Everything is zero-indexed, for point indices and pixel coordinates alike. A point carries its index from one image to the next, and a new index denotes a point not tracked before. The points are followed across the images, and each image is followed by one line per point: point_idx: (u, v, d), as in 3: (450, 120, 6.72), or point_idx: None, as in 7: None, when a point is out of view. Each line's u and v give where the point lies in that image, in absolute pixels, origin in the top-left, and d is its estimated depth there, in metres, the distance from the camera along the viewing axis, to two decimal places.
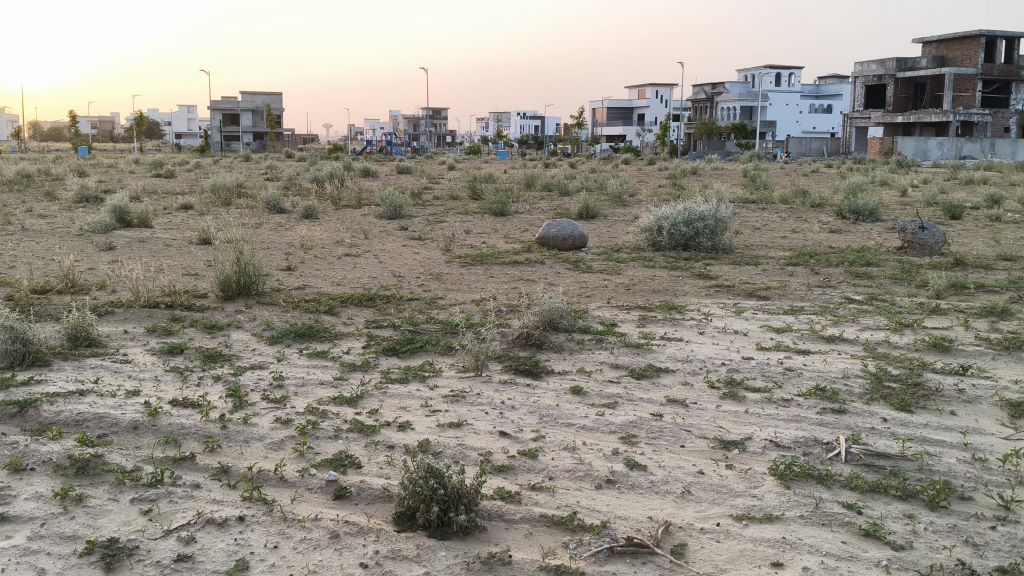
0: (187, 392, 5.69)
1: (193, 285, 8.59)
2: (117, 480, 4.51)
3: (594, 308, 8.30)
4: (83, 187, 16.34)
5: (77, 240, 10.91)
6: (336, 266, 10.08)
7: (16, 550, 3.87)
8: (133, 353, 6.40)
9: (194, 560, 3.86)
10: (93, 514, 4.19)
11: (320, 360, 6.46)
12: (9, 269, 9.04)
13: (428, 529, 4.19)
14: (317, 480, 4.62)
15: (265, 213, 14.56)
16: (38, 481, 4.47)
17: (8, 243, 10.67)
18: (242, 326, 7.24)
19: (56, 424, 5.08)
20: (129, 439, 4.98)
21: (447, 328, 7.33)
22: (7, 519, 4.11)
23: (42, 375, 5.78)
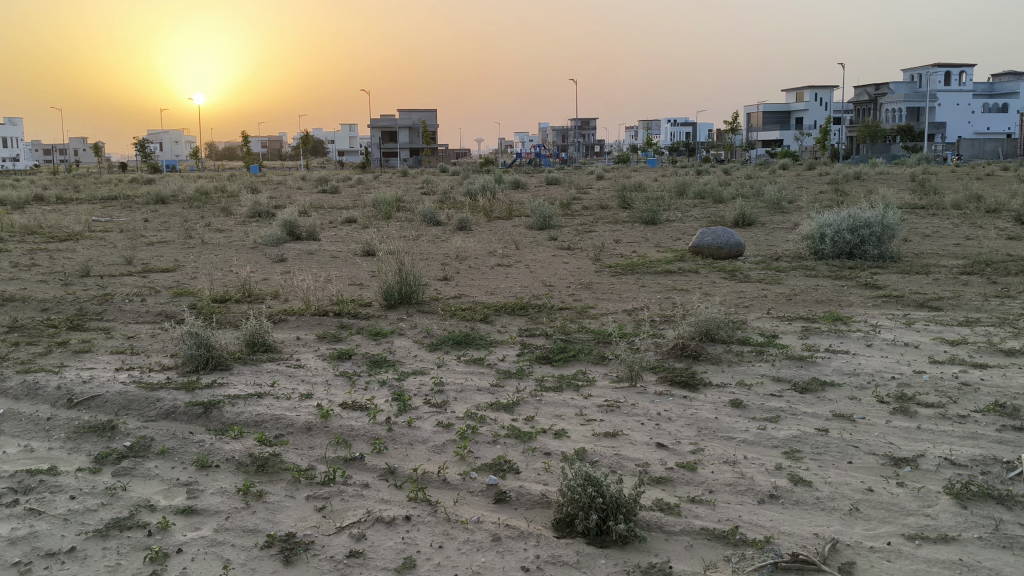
0: (355, 395, 5.95)
1: (357, 294, 8.99)
2: (293, 478, 4.77)
3: (754, 318, 8.11)
4: (256, 203, 17.40)
5: (252, 252, 11.63)
6: (490, 276, 10.30)
7: (205, 541, 4.16)
8: (305, 358, 6.76)
9: (364, 557, 4.04)
10: (271, 510, 4.45)
11: (477, 366, 6.62)
12: (193, 280, 9.74)
13: (587, 537, 4.21)
14: (479, 483, 4.72)
15: (422, 225, 15.05)
16: (223, 477, 4.79)
17: (192, 255, 11.50)
18: (404, 333, 7.51)
19: (238, 424, 5.43)
20: (303, 439, 5.26)
21: (601, 338, 7.33)
22: (197, 511, 4.43)
23: (225, 378, 6.20)
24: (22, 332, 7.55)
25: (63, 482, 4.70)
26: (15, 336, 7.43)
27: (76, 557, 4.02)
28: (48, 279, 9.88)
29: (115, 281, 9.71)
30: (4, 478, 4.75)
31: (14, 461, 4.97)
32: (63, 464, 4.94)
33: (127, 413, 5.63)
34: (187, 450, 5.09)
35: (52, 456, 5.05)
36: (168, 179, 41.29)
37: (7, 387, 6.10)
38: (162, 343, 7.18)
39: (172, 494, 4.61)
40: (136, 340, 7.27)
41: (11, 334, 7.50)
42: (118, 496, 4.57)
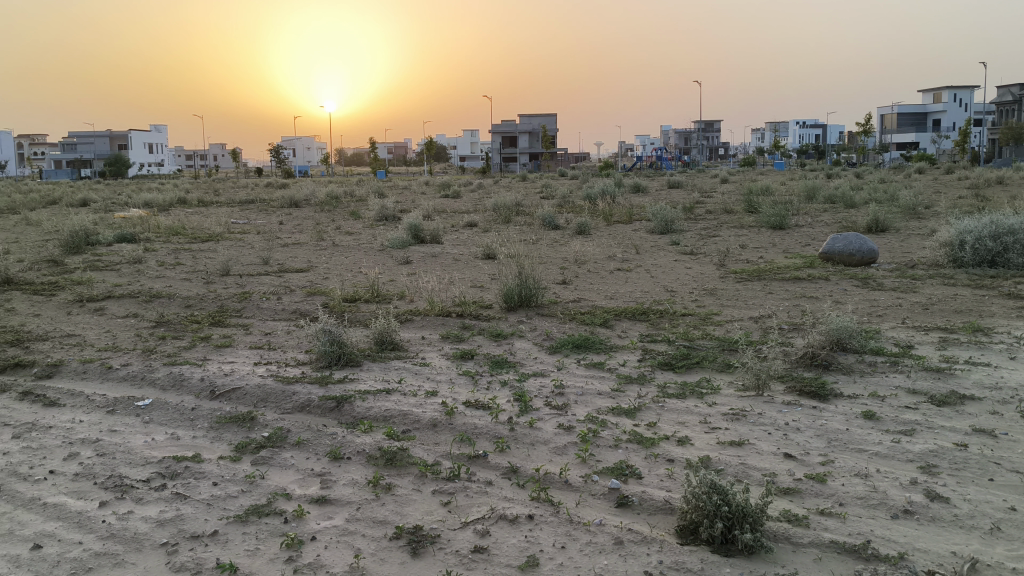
0: (478, 394, 6.06)
1: (479, 296, 9.14)
2: (420, 472, 4.90)
3: (887, 328, 7.82)
4: (383, 207, 17.90)
5: (378, 254, 11.99)
6: (610, 280, 10.29)
7: (337, 530, 4.32)
8: (430, 357, 6.92)
9: (488, 552, 4.11)
10: (399, 502, 4.59)
11: (598, 371, 6.62)
12: (324, 280, 10.13)
13: (711, 545, 4.15)
14: (601, 487, 4.73)
15: (542, 229, 15.17)
16: (354, 469, 4.97)
17: (323, 257, 11.94)
18: (524, 335, 7.59)
19: (367, 419, 5.62)
20: (429, 435, 5.40)
21: (725, 345, 7.22)
22: (330, 501, 4.61)
23: (355, 374, 6.42)
24: (168, 327, 8.02)
25: (206, 469, 4.97)
26: (162, 330, 7.90)
27: (218, 540, 4.24)
28: (191, 278, 10.45)
29: (252, 280, 10.18)
30: (154, 463, 5.07)
31: (162, 447, 5.29)
32: (206, 452, 5.23)
33: (265, 405, 5.91)
34: (320, 442, 5.30)
35: (197, 444, 5.35)
36: (298, 183, 42.84)
37: (156, 378, 6.50)
38: (296, 339, 7.50)
39: (307, 483, 4.81)
40: (272, 336, 7.61)
41: (159, 329, 7.98)
42: (256, 484, 4.80)
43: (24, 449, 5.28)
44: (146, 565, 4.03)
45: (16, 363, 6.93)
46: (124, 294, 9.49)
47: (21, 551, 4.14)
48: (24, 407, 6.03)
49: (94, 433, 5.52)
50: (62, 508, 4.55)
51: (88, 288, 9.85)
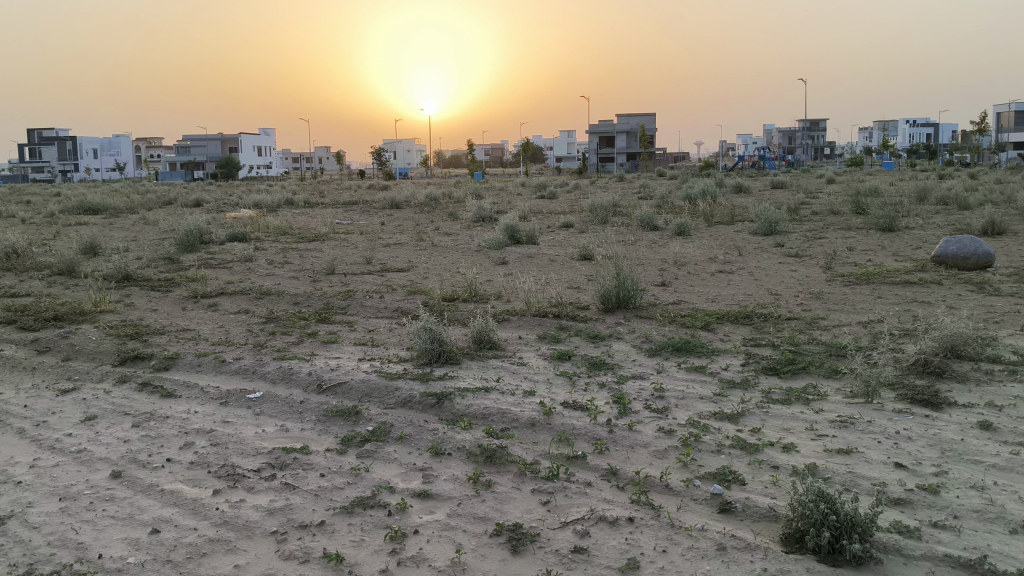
0: (576, 395, 6.06)
1: (576, 297, 9.14)
2: (519, 470, 4.94)
3: (1006, 335, 7.47)
4: (481, 208, 18.07)
5: (476, 254, 12.12)
6: (711, 283, 10.14)
7: (439, 525, 4.39)
8: (528, 357, 6.96)
9: (588, 553, 4.10)
10: (499, 500, 4.63)
11: (699, 375, 6.54)
12: (423, 279, 10.30)
13: (818, 554, 4.04)
14: (702, 492, 4.68)
15: (640, 230, 15.07)
16: (454, 465, 5.04)
17: (423, 257, 12.13)
18: (623, 337, 7.55)
19: (467, 416, 5.70)
20: (528, 434, 5.43)
21: (832, 350, 7.03)
22: (432, 496, 4.68)
23: (454, 372, 6.51)
24: (277, 323, 8.29)
25: (313, 461, 5.12)
26: (271, 326, 8.17)
27: (324, 530, 4.37)
28: (297, 276, 10.78)
29: (355, 279, 10.43)
30: (264, 453, 5.25)
31: (272, 439, 5.48)
32: (313, 444, 5.39)
33: (368, 400, 6.05)
34: (421, 437, 5.40)
35: (304, 436, 5.51)
36: (398, 185, 43.58)
37: (266, 371, 6.73)
38: (397, 337, 7.65)
39: (409, 477, 4.90)
40: (375, 333, 7.79)
41: (268, 324, 8.27)
42: (361, 477, 4.92)
43: (143, 438, 5.55)
44: (256, 551, 4.18)
45: (136, 355, 7.28)
46: (235, 291, 9.85)
47: (141, 535, 4.35)
48: (143, 398, 6.33)
49: (208, 423, 5.76)
50: (178, 495, 4.75)
51: (201, 284, 10.26)
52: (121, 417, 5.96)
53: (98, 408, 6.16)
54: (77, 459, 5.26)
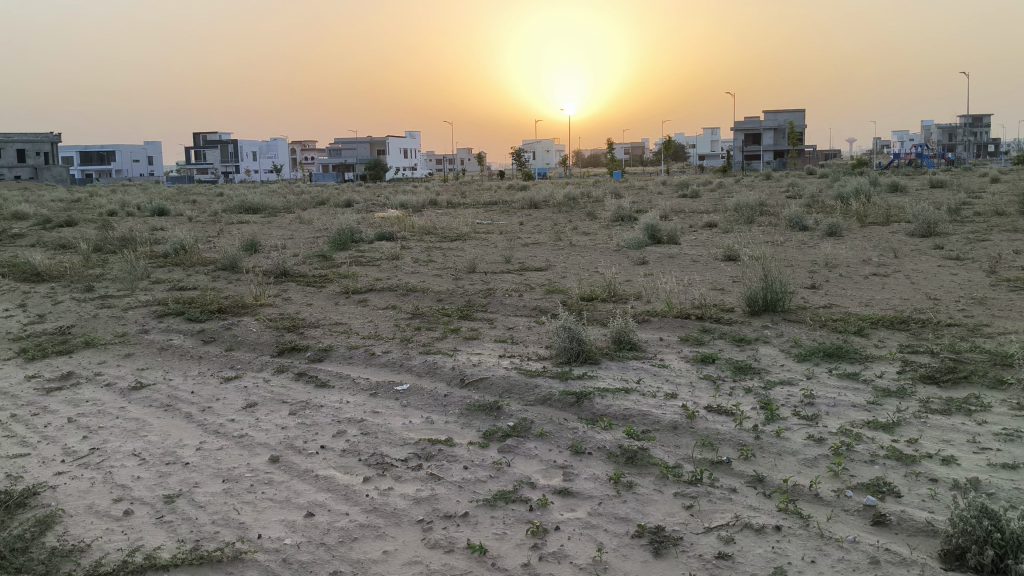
0: (720, 399, 5.96)
1: (720, 299, 8.99)
2: (661, 473, 4.90)
3: None
4: (620, 207, 17.98)
5: (617, 254, 12.10)
6: (863, 286, 9.74)
7: (580, 523, 4.41)
8: (670, 359, 6.90)
9: (733, 560, 4.03)
10: (641, 501, 4.61)
11: (851, 382, 6.29)
12: (564, 278, 10.36)
13: (981, 573, 3.82)
14: (854, 503, 4.51)
15: (787, 231, 14.65)
16: (595, 465, 5.05)
17: (563, 256, 12.19)
18: (770, 341, 7.36)
19: (607, 416, 5.69)
20: (670, 437, 5.38)
21: (997, 359, 6.62)
22: (573, 494, 4.71)
23: (594, 372, 6.52)
24: (421, 319, 8.53)
25: (457, 453, 5.25)
26: (417, 322, 8.42)
27: (468, 521, 4.47)
28: (441, 274, 11.05)
29: (497, 278, 10.60)
30: (411, 444, 5.42)
31: (418, 430, 5.64)
32: (457, 436, 5.52)
33: (510, 396, 6.14)
34: (562, 435, 5.44)
35: (449, 428, 5.66)
36: (538, 184, 43.70)
37: (412, 365, 6.94)
38: (537, 335, 7.72)
39: (551, 474, 4.95)
40: (517, 331, 7.89)
41: (413, 320, 8.52)
42: (503, 471, 5.01)
43: (299, 426, 5.83)
44: (404, 539, 4.32)
45: (292, 347, 7.66)
46: (383, 288, 10.20)
47: (297, 517, 4.57)
48: (299, 387, 6.66)
49: (358, 413, 6.00)
50: (331, 481, 4.97)
51: (351, 281, 10.69)
52: (279, 404, 6.28)
53: (258, 396, 6.51)
54: (239, 444, 5.59)
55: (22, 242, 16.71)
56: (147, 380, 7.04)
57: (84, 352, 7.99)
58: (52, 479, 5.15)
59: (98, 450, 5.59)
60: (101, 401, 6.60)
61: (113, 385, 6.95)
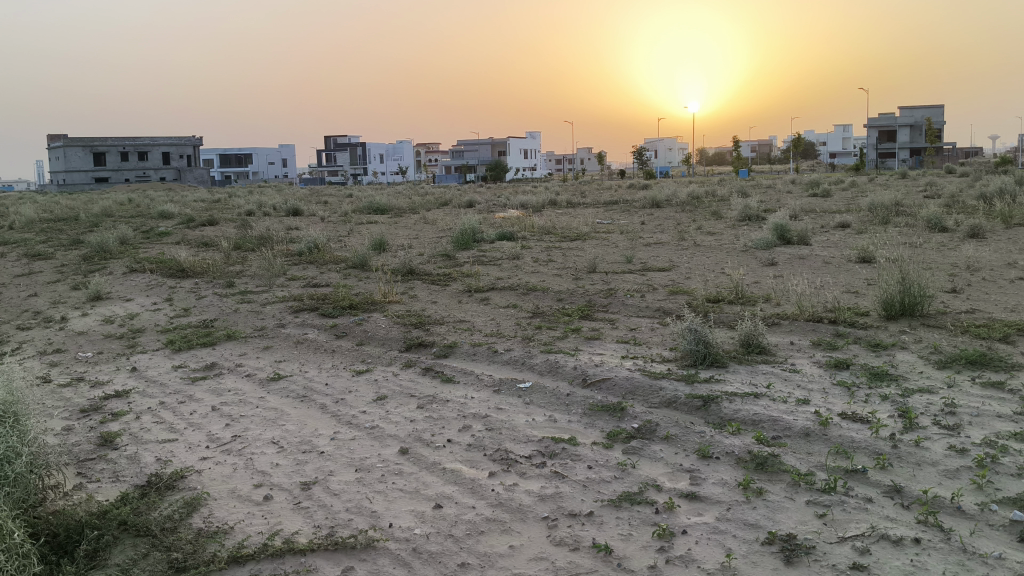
0: (854, 406, 5.74)
1: (854, 302, 8.67)
2: (793, 480, 4.76)
3: None
4: (747, 207, 17.58)
5: (743, 255, 11.84)
6: (1011, 290, 9.20)
7: (708, 527, 4.34)
8: (800, 363, 6.70)
9: (868, 571, 3.88)
10: (770, 508, 4.50)
11: (997, 391, 5.95)
12: (688, 279, 10.21)
13: None
14: (1000, 517, 4.26)
15: (925, 232, 13.98)
16: (724, 469, 4.96)
17: (687, 257, 12.01)
18: (907, 347, 7.05)
19: (735, 420, 5.58)
20: (802, 444, 5.22)
21: None
22: (700, 498, 4.64)
23: (721, 375, 6.40)
24: (543, 318, 8.57)
25: (581, 452, 5.25)
26: (539, 321, 8.47)
27: (593, 521, 4.46)
28: (563, 273, 11.07)
29: (619, 278, 10.55)
30: (534, 441, 5.46)
31: (542, 428, 5.67)
32: (581, 436, 5.52)
33: (633, 397, 6.10)
34: (689, 439, 5.36)
35: (573, 427, 5.67)
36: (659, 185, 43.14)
37: (535, 363, 6.99)
38: (661, 336, 7.64)
39: (677, 478, 4.89)
40: (639, 332, 7.83)
41: (536, 319, 8.57)
42: (628, 472, 4.97)
43: (426, 419, 5.96)
44: (529, 535, 4.35)
45: (419, 342, 7.83)
46: (506, 287, 10.30)
47: (426, 509, 4.67)
48: (426, 381, 6.81)
49: (483, 409, 6.08)
50: (458, 474, 5.06)
51: (475, 279, 10.85)
52: (407, 398, 6.44)
53: (387, 389, 6.69)
54: (369, 435, 5.76)
55: (168, 239, 17.72)
56: (285, 372, 7.35)
57: (226, 344, 8.41)
58: (198, 463, 5.44)
59: (240, 437, 5.87)
60: (242, 391, 6.93)
61: (253, 376, 7.29)
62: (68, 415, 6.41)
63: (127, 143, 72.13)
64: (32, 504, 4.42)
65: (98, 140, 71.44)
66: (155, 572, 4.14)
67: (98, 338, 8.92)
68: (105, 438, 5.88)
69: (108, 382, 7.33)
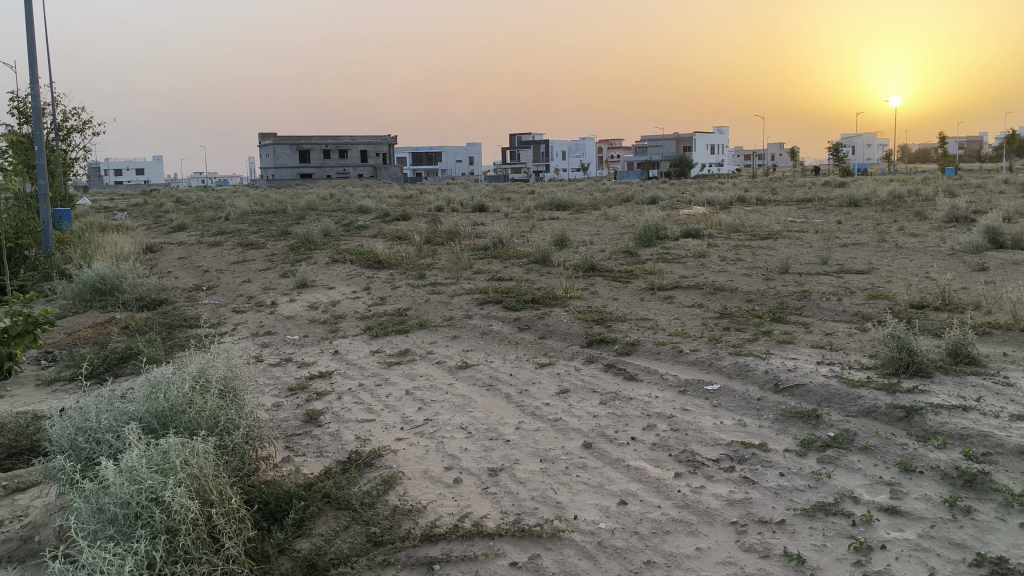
0: None
1: None
2: (1005, 500, 4.40)
3: None
4: (954, 208, 16.45)
5: (949, 259, 11.09)
6: None
7: (909, 544, 4.10)
8: (1016, 377, 6.18)
9: None
10: (980, 528, 4.19)
11: None
12: (888, 283, 9.67)
13: None
14: None
15: None
16: (927, 485, 4.67)
17: (887, 259, 11.38)
18: None
19: (941, 434, 5.23)
20: (1016, 462, 4.81)
21: None
22: (901, 512, 4.39)
23: (926, 386, 6.01)
24: (731, 319, 8.37)
25: (772, 459, 5.09)
26: (726, 322, 8.28)
27: (785, 529, 4.32)
28: (751, 274, 10.75)
29: (812, 280, 10.14)
30: (723, 445, 5.34)
31: (730, 432, 5.54)
32: (772, 442, 5.35)
33: (829, 405, 5.84)
34: (889, 450, 5.08)
35: (763, 433, 5.50)
36: (858, 181, 41.21)
37: (723, 365, 6.83)
38: (859, 342, 7.27)
39: (875, 490, 4.65)
40: (834, 337, 7.48)
41: (723, 319, 8.38)
42: (823, 482, 4.77)
43: (611, 415, 5.96)
44: (717, 538, 4.27)
45: (602, 338, 7.85)
46: (690, 285, 10.14)
47: (610, 504, 4.68)
48: (609, 378, 6.82)
49: (668, 408, 6.02)
50: (643, 472, 5.03)
51: (659, 277, 10.75)
52: (590, 393, 6.47)
53: (570, 383, 6.76)
54: (554, 427, 5.83)
55: (366, 232, 18.68)
56: (472, 361, 7.58)
57: (418, 332, 8.76)
58: (393, 443, 5.71)
59: (430, 421, 6.11)
60: (432, 376, 7.20)
61: (442, 363, 7.56)
62: (277, 392, 6.89)
63: (327, 141, 76.48)
64: (247, 473, 4.78)
65: (302, 138, 76.24)
66: (355, 544, 4.39)
67: (303, 322, 9.53)
68: (310, 415, 6.29)
69: (312, 363, 7.82)
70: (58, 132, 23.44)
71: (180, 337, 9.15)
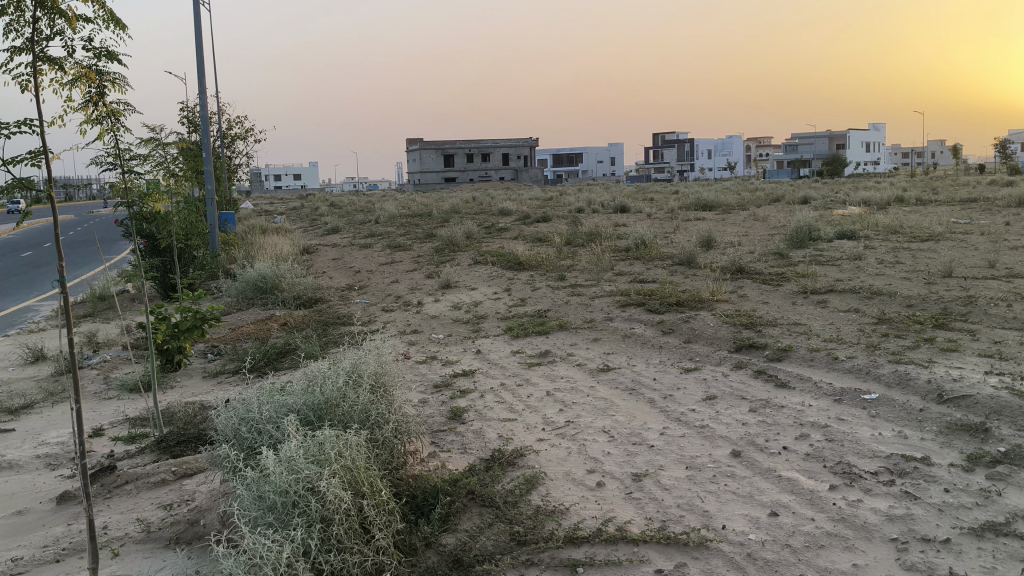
0: None
1: None
2: None
3: None
4: None
5: None
6: None
7: None
8: None
9: None
10: None
11: None
12: None
13: None
14: None
15: None
16: None
17: None
18: None
19: None
20: None
21: None
22: None
23: None
24: (890, 325, 7.97)
25: (936, 474, 4.81)
26: (884, 327, 7.90)
27: (950, 548, 4.07)
28: (911, 277, 10.22)
29: (978, 284, 9.52)
30: (882, 457, 5.09)
31: (890, 444, 5.28)
32: (936, 456, 5.06)
33: (999, 418, 5.46)
34: None
35: (926, 446, 5.21)
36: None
37: (882, 373, 6.51)
38: None
39: None
40: (1005, 346, 7.00)
41: (881, 325, 8.00)
42: (993, 500, 4.47)
43: (760, 423, 5.80)
44: (875, 555, 4.06)
45: (750, 343, 7.65)
46: (844, 289, 9.73)
47: (761, 514, 4.54)
48: (759, 385, 6.63)
49: (822, 418, 5.79)
50: (795, 483, 4.86)
51: (811, 280, 10.37)
52: (739, 400, 6.30)
53: (717, 389, 6.60)
54: (700, 434, 5.71)
55: (509, 233, 18.96)
56: (614, 364, 7.53)
57: (558, 333, 8.79)
58: (536, 443, 5.75)
59: (573, 423, 6.11)
60: (574, 378, 7.21)
61: (584, 366, 7.55)
62: (424, 389, 7.05)
63: (470, 144, 77.99)
64: (397, 466, 4.89)
65: (446, 143, 78.15)
66: (499, 542, 4.43)
67: (447, 322, 9.74)
68: (454, 413, 6.40)
69: (456, 361, 7.98)
70: (225, 138, 24.93)
71: (333, 333, 9.51)
